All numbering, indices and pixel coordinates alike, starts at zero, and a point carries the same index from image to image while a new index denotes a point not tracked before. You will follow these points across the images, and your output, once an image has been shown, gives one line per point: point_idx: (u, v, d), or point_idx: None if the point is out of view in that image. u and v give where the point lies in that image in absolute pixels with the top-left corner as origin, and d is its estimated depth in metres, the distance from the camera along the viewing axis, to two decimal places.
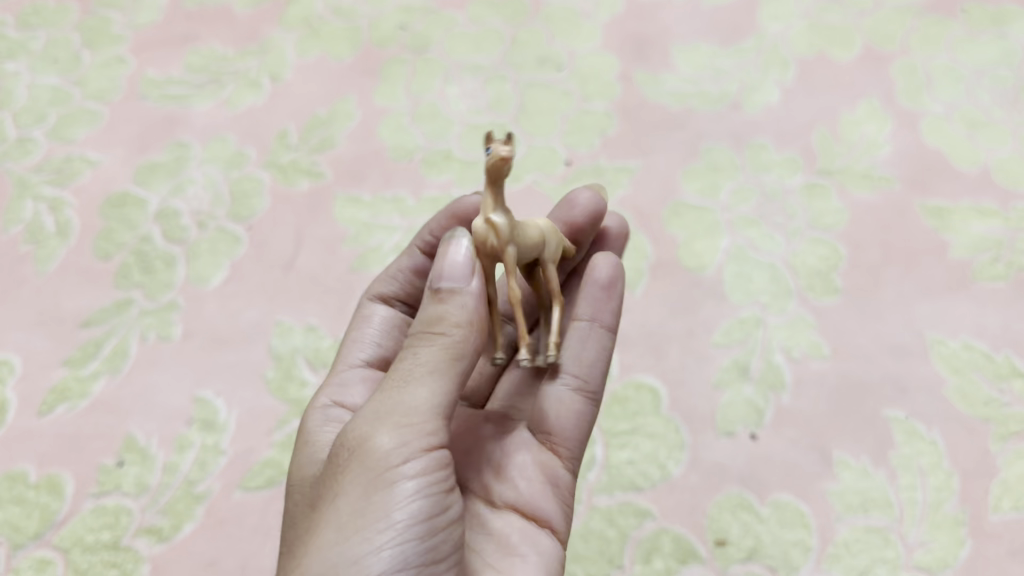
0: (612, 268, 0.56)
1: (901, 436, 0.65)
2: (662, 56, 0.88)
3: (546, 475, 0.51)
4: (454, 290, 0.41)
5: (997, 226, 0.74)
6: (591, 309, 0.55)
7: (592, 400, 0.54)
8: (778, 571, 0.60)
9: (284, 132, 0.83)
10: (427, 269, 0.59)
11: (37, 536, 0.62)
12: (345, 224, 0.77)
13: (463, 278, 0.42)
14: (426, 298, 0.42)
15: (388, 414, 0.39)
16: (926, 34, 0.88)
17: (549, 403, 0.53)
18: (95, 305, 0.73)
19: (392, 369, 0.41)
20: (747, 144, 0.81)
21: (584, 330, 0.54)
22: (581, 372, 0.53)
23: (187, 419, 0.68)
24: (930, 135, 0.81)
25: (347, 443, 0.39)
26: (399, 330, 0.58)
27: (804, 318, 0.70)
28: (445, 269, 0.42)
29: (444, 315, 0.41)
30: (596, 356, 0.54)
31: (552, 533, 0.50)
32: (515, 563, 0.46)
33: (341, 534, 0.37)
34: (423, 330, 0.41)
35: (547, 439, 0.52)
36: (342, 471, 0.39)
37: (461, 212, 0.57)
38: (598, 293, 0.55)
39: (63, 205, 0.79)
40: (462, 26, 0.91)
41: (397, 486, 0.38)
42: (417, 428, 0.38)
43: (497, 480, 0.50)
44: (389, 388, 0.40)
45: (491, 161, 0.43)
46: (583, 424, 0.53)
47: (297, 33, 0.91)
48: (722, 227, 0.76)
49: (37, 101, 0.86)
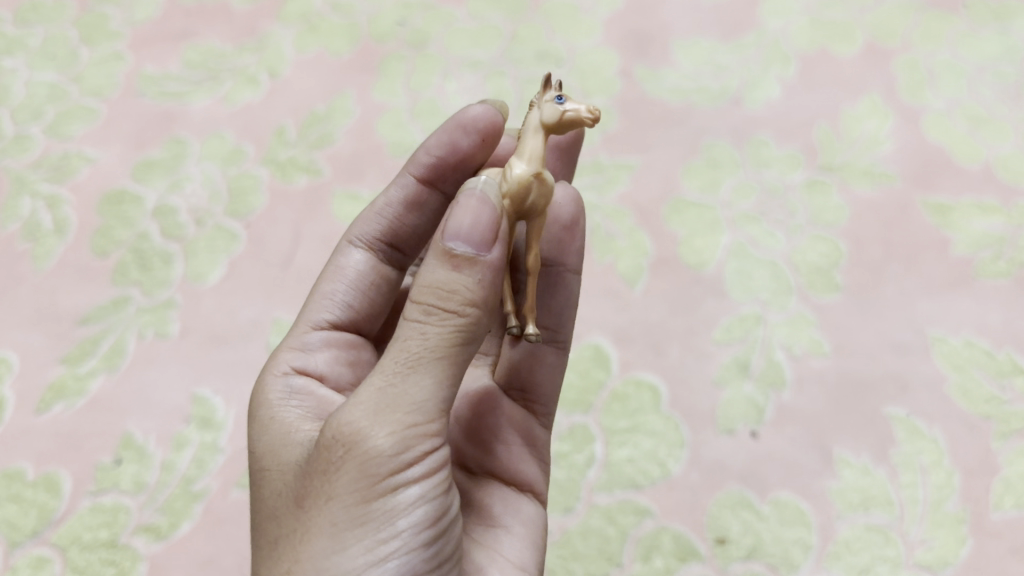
0: (573, 204, 0.56)
1: (903, 434, 0.64)
2: (662, 52, 0.87)
3: (523, 435, 0.54)
4: (469, 259, 0.39)
5: (999, 222, 0.74)
6: (554, 251, 0.55)
7: (563, 350, 0.56)
8: (778, 570, 0.60)
9: (282, 128, 0.83)
10: (416, 200, 0.58)
11: (35, 534, 0.62)
12: (343, 221, 0.77)
13: (482, 247, 0.40)
14: (433, 263, 0.40)
15: (390, 410, 0.37)
16: (927, 30, 0.87)
17: (523, 361, 0.55)
18: (92, 302, 0.72)
19: (393, 351, 0.38)
20: (747, 140, 0.81)
21: (551, 278, 0.56)
22: (551, 324, 0.56)
23: (185, 417, 0.67)
24: (931, 131, 0.80)
25: (339, 438, 0.38)
26: (371, 287, 0.57)
27: (804, 315, 0.70)
28: (464, 231, 0.40)
29: (456, 289, 0.39)
30: (566, 304, 0.56)
31: (534, 495, 0.52)
32: (500, 536, 0.47)
33: (342, 541, 0.37)
34: (430, 306, 0.38)
35: (522, 397, 0.56)
36: (335, 470, 0.38)
37: (465, 126, 0.55)
38: (562, 234, 0.55)
39: (61, 202, 0.78)
40: (462, 21, 0.90)
41: (401, 492, 0.38)
42: (421, 428, 0.38)
43: (476, 448, 0.51)
44: (388, 377, 0.38)
45: (578, 115, 0.48)
46: (556, 379, 0.56)
47: (296, 29, 0.90)
48: (722, 223, 0.76)
49: (35, 97, 0.86)
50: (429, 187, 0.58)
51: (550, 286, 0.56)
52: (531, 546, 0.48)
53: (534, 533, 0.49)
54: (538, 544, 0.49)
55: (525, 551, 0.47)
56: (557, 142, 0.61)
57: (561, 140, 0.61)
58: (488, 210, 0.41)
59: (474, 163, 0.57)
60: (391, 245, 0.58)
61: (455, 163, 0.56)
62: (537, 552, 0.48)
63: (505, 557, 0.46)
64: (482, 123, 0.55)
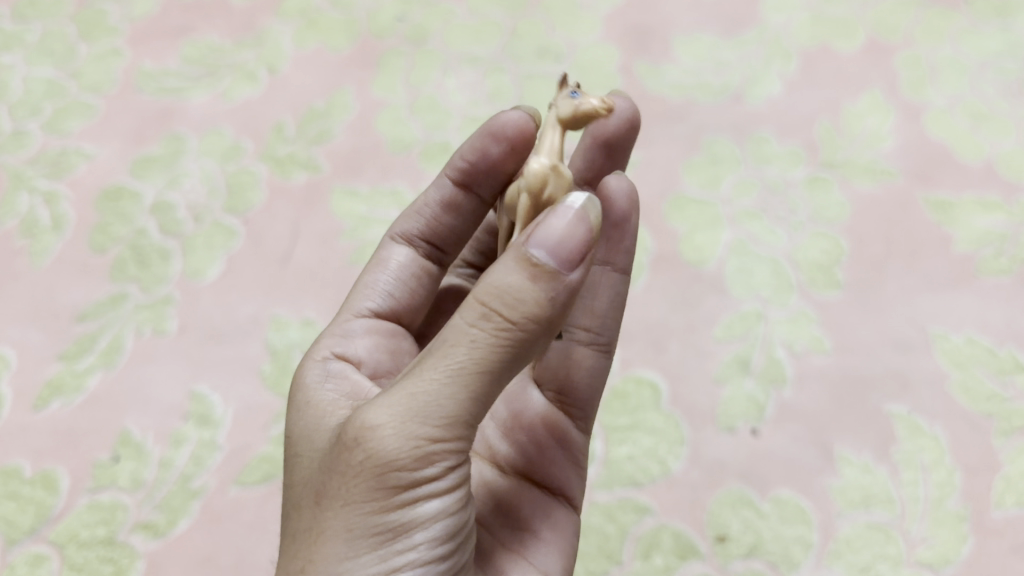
0: (628, 201, 0.53)
1: (904, 431, 0.64)
2: (662, 48, 0.87)
3: (557, 437, 0.53)
4: (546, 272, 0.36)
5: (1001, 219, 0.73)
6: (603, 251, 0.55)
7: (605, 351, 0.55)
8: (778, 568, 0.60)
9: (281, 124, 0.82)
10: (454, 202, 0.58)
11: (32, 531, 0.61)
12: (342, 217, 0.77)
13: (565, 262, 0.36)
14: (507, 264, 0.36)
15: (422, 421, 0.36)
16: (929, 25, 0.87)
17: (560, 359, 0.54)
18: (89, 299, 0.72)
19: (439, 356, 0.36)
20: (748, 137, 0.80)
21: (596, 278, 0.55)
22: (593, 325, 0.55)
23: (183, 414, 0.67)
24: (933, 128, 0.80)
25: (364, 443, 0.37)
26: (414, 280, 0.57)
27: (805, 312, 0.70)
28: (554, 242, 0.36)
29: (522, 300, 0.36)
30: (609, 305, 0.55)
31: (565, 502, 0.51)
32: (526, 539, 0.47)
33: (356, 548, 0.37)
34: (491, 314, 0.36)
35: (558, 399, 0.54)
36: (357, 476, 0.37)
37: (496, 133, 0.54)
38: (612, 234, 0.55)
39: (59, 198, 0.78)
40: (462, 17, 0.90)
41: (420, 506, 0.37)
42: (448, 443, 0.37)
43: (510, 449, 0.52)
44: (426, 385, 0.36)
45: (594, 107, 0.47)
46: (597, 383, 0.55)
47: (295, 25, 0.90)
48: (723, 220, 0.75)
49: (33, 94, 0.85)
50: (465, 190, 0.57)
51: (593, 287, 0.55)
52: (558, 552, 0.48)
53: (566, 540, 0.49)
54: (565, 550, 0.49)
55: (551, 560, 0.47)
56: (602, 136, 0.56)
57: (609, 134, 0.56)
58: (583, 227, 0.38)
59: (506, 169, 0.56)
60: (431, 244, 0.58)
61: (487, 170, 0.56)
62: (563, 559, 0.48)
63: (529, 563, 0.46)
64: (510, 130, 0.54)
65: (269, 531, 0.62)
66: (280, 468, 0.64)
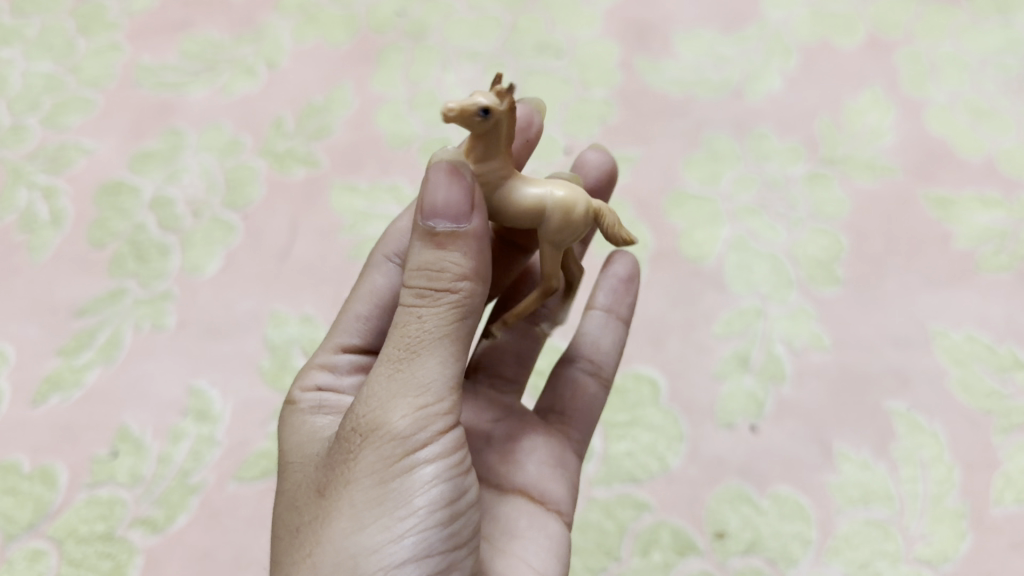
0: (632, 263, 0.59)
1: (903, 428, 0.64)
2: (662, 43, 0.87)
3: (554, 456, 0.53)
4: (452, 234, 0.39)
5: (1000, 216, 0.73)
6: (609, 299, 0.58)
7: (605, 385, 0.57)
8: (777, 564, 0.60)
9: (281, 119, 0.82)
10: None
11: (30, 526, 0.61)
12: (341, 213, 0.77)
13: (460, 219, 0.39)
14: (420, 244, 0.40)
15: (400, 394, 0.38)
16: (930, 21, 0.87)
17: (567, 384, 0.57)
18: (88, 294, 0.72)
19: (399, 337, 0.39)
20: (748, 132, 0.80)
21: (603, 317, 0.58)
22: (596, 360, 0.57)
23: (182, 409, 0.67)
24: (933, 124, 0.80)
25: (357, 425, 0.39)
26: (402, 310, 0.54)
27: (804, 309, 0.70)
28: (439, 207, 0.39)
29: (445, 266, 0.39)
30: (613, 346, 0.58)
31: (558, 518, 0.51)
32: (523, 544, 0.48)
33: (361, 522, 0.38)
34: (422, 289, 0.39)
35: (560, 419, 0.56)
36: (353, 455, 0.39)
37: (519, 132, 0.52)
38: (619, 285, 0.59)
39: (57, 192, 0.78)
40: (461, 12, 0.90)
41: (416, 472, 0.38)
42: (433, 410, 0.38)
43: (503, 465, 0.51)
44: (394, 363, 0.39)
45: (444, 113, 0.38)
46: (593, 410, 0.57)
47: (294, 19, 0.89)
48: (722, 216, 0.75)
49: (32, 88, 0.85)
50: None
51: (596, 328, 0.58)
52: (556, 555, 0.49)
53: (560, 545, 0.49)
54: (562, 557, 0.49)
55: (550, 562, 0.48)
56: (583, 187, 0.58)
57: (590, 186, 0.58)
58: (460, 182, 0.39)
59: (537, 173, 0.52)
60: None
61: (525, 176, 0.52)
62: (560, 566, 0.48)
63: (527, 564, 0.47)
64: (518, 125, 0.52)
65: (267, 526, 0.62)
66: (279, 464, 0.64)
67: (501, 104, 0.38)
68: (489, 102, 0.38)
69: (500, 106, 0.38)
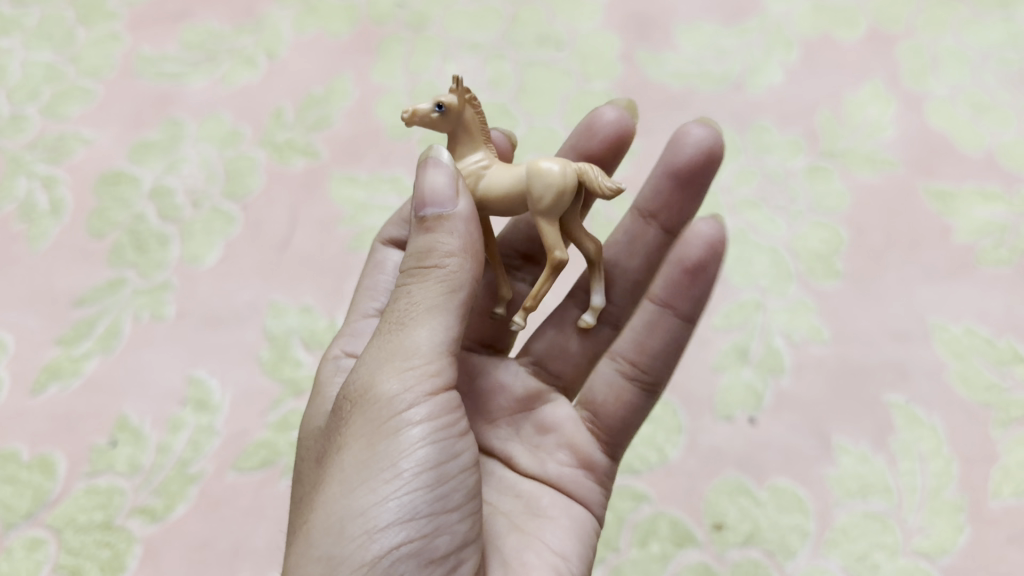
0: (706, 249, 0.53)
1: (902, 421, 0.64)
2: (663, 36, 0.86)
3: (579, 456, 0.53)
4: (439, 217, 0.42)
5: (1001, 210, 0.73)
6: (668, 291, 0.54)
7: (646, 388, 0.55)
8: (775, 556, 0.60)
9: (280, 110, 0.82)
10: None
11: (29, 515, 0.61)
12: (340, 204, 0.77)
13: (446, 202, 0.43)
14: (415, 230, 0.44)
15: (391, 361, 0.41)
16: (932, 15, 0.86)
17: (601, 383, 0.55)
18: (87, 284, 0.72)
19: (394, 312, 0.43)
20: (748, 126, 0.80)
21: (654, 315, 0.54)
22: (642, 363, 0.54)
23: (182, 399, 0.67)
24: (933, 117, 0.80)
25: (352, 393, 0.42)
26: None
27: (804, 301, 0.70)
28: (427, 195, 0.43)
29: (435, 246, 0.42)
30: (659, 347, 0.54)
31: (585, 508, 0.52)
32: (545, 525, 0.49)
33: (349, 485, 0.40)
34: (414, 269, 0.43)
35: (590, 417, 0.55)
36: (349, 421, 0.42)
37: (675, 158, 0.56)
38: (682, 276, 0.54)
39: (57, 182, 0.78)
40: (462, 3, 0.89)
41: (403, 434, 0.40)
42: (421, 374, 0.41)
43: (526, 455, 0.52)
44: (388, 335, 0.42)
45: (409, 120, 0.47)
46: (632, 416, 0.55)
47: (294, 10, 0.89)
48: (722, 208, 0.75)
49: (31, 78, 0.85)
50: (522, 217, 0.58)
51: (648, 325, 0.54)
52: (576, 540, 0.49)
53: (582, 532, 0.50)
54: (583, 540, 0.50)
55: (568, 543, 0.49)
56: (680, 161, 0.55)
57: (686, 159, 0.55)
58: (443, 174, 0.43)
59: (694, 177, 0.56)
60: None
61: (683, 181, 0.56)
62: (584, 549, 0.49)
63: (545, 546, 0.48)
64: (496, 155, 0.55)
65: (266, 516, 0.62)
66: (278, 453, 0.64)
67: (459, 95, 0.46)
68: (446, 99, 0.46)
69: (457, 96, 0.46)
